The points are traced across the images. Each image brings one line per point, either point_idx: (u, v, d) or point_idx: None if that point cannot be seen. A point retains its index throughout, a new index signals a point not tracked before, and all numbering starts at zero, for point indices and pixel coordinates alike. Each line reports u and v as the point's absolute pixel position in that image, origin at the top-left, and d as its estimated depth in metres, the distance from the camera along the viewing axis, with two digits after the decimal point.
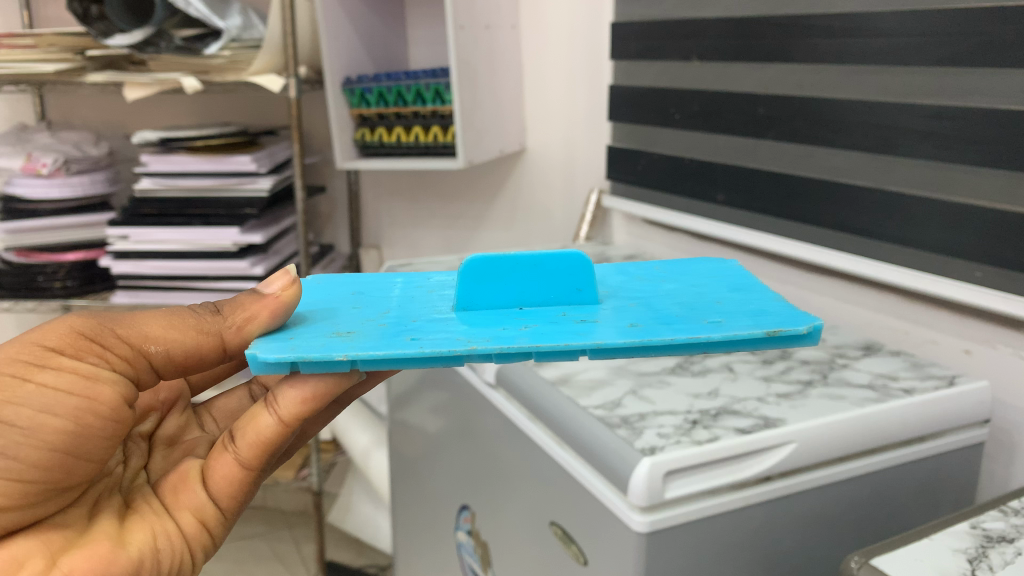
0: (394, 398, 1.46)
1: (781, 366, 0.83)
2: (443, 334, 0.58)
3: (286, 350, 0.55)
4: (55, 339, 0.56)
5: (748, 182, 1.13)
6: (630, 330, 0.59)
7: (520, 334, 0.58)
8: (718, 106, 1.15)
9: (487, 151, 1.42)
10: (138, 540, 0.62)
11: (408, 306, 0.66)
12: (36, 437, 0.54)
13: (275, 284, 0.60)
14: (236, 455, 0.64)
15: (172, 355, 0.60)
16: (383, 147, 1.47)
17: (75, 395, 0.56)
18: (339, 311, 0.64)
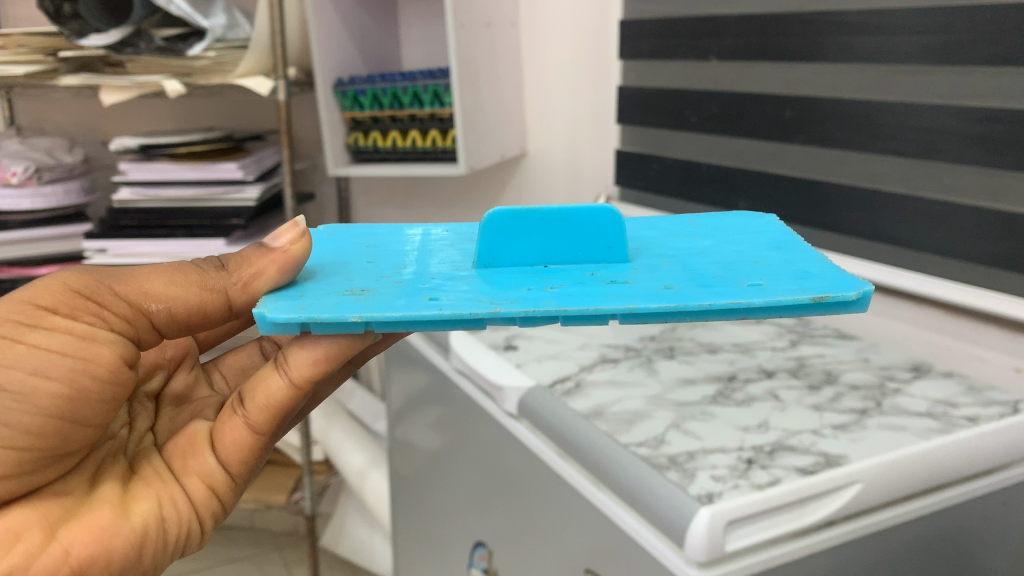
0: (392, 413, 1.39)
1: (830, 392, 0.76)
2: (463, 298, 0.56)
3: (298, 308, 0.53)
4: (49, 297, 0.54)
5: (773, 190, 1.07)
6: (666, 290, 0.58)
7: (543, 297, 0.57)
8: (739, 108, 1.09)
9: (489, 156, 1.35)
10: (142, 509, 0.61)
11: (427, 265, 0.64)
12: (30, 402, 0.53)
13: (282, 238, 0.58)
14: (245, 419, 0.64)
15: (174, 313, 0.58)
16: (378, 151, 1.40)
17: (70, 356, 0.54)
18: (355, 268, 0.62)
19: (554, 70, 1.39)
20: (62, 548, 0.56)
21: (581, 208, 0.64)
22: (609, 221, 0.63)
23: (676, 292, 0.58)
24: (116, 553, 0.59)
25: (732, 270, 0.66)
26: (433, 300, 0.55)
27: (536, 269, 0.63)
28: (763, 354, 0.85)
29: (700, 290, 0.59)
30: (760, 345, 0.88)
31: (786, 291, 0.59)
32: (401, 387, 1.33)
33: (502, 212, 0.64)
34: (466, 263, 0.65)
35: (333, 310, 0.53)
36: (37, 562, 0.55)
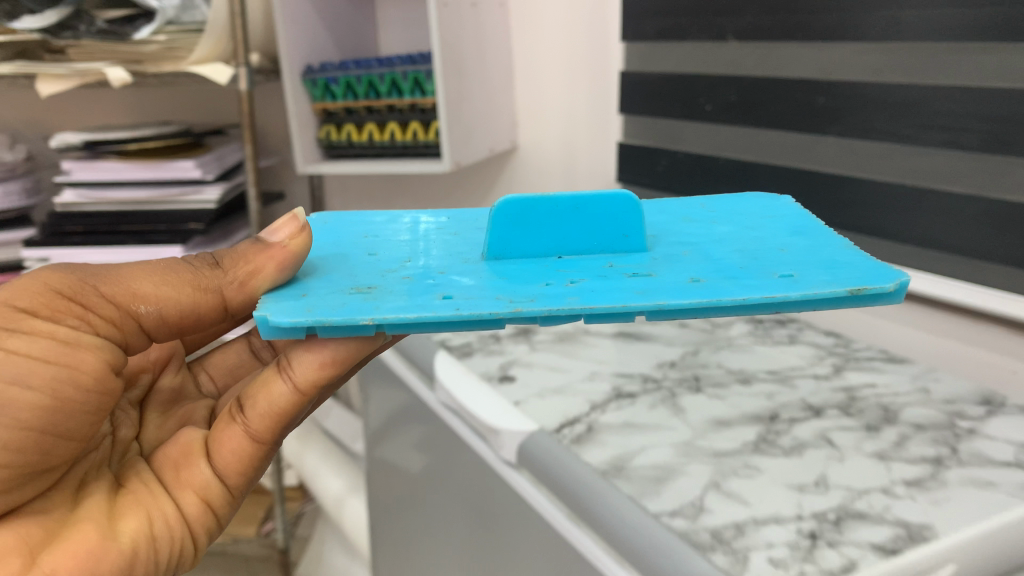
0: (371, 432, 1.25)
1: (893, 436, 0.64)
2: (478, 295, 0.54)
3: (306, 311, 0.50)
4: (27, 299, 0.50)
5: (804, 190, 0.93)
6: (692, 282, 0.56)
7: (562, 293, 0.55)
8: (761, 94, 0.95)
9: (476, 152, 1.21)
10: (131, 527, 0.57)
11: (435, 259, 0.62)
12: (10, 414, 0.48)
13: (279, 233, 0.55)
14: (245, 427, 0.59)
15: (164, 314, 0.55)
16: (354, 146, 1.25)
17: (53, 364, 0.50)
18: (360, 265, 0.60)
19: (547, 56, 1.25)
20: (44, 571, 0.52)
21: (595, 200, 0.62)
22: (629, 214, 0.61)
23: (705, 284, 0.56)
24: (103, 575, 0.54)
25: (756, 257, 0.64)
26: (447, 297, 0.53)
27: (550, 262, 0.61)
28: (805, 386, 0.72)
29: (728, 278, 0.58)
30: (799, 374, 0.75)
31: (815, 275, 0.58)
32: (380, 405, 1.19)
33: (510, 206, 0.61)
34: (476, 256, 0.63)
35: (345, 312, 0.50)
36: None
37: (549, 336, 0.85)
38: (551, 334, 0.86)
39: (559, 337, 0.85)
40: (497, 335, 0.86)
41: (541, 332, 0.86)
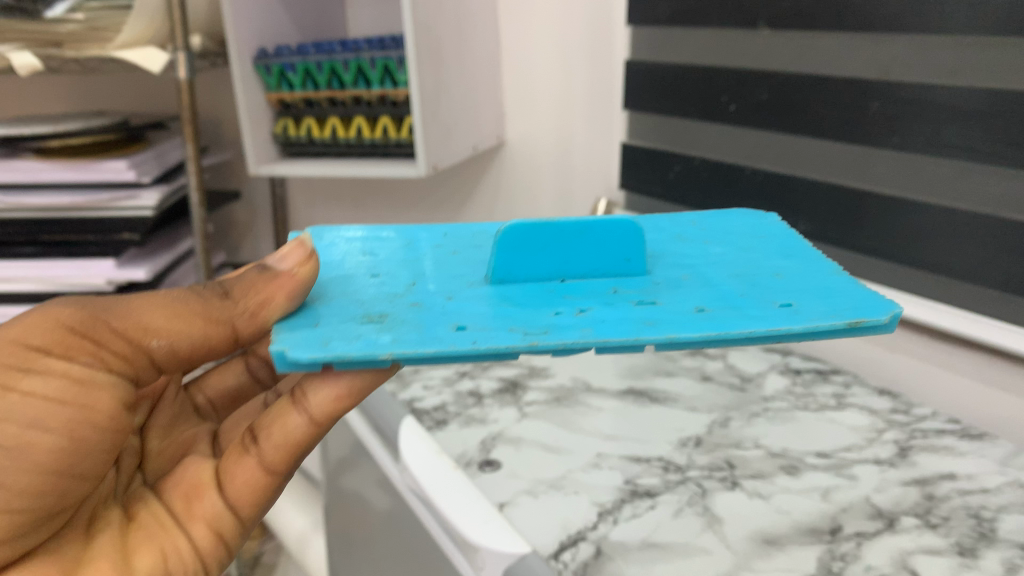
0: (334, 471, 1.09)
1: (996, 563, 0.48)
2: (494, 325, 0.48)
3: (323, 341, 0.45)
4: (42, 337, 0.44)
5: (855, 215, 0.77)
6: (701, 311, 0.52)
7: (582, 322, 0.50)
8: (799, 94, 0.79)
9: (456, 152, 1.04)
10: (146, 563, 0.51)
11: (434, 281, 0.56)
12: (26, 461, 0.43)
13: (288, 261, 0.49)
14: (260, 458, 0.52)
15: (178, 349, 0.48)
16: (315, 143, 1.08)
17: (68, 405, 0.44)
18: (360, 287, 0.53)
19: (538, 40, 1.08)
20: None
21: (604, 227, 0.56)
22: (631, 243, 0.57)
23: (716, 311, 0.52)
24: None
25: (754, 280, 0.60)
26: (464, 327, 0.48)
27: (557, 284, 0.56)
28: (866, 477, 0.57)
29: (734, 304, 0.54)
30: (857, 458, 0.60)
31: (813, 302, 0.55)
32: (341, 444, 1.03)
33: (519, 232, 0.55)
34: (473, 278, 0.56)
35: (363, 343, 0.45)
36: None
37: (544, 396, 0.69)
38: (546, 392, 0.70)
39: (555, 398, 0.69)
40: (480, 392, 0.70)
41: (534, 391, 0.70)
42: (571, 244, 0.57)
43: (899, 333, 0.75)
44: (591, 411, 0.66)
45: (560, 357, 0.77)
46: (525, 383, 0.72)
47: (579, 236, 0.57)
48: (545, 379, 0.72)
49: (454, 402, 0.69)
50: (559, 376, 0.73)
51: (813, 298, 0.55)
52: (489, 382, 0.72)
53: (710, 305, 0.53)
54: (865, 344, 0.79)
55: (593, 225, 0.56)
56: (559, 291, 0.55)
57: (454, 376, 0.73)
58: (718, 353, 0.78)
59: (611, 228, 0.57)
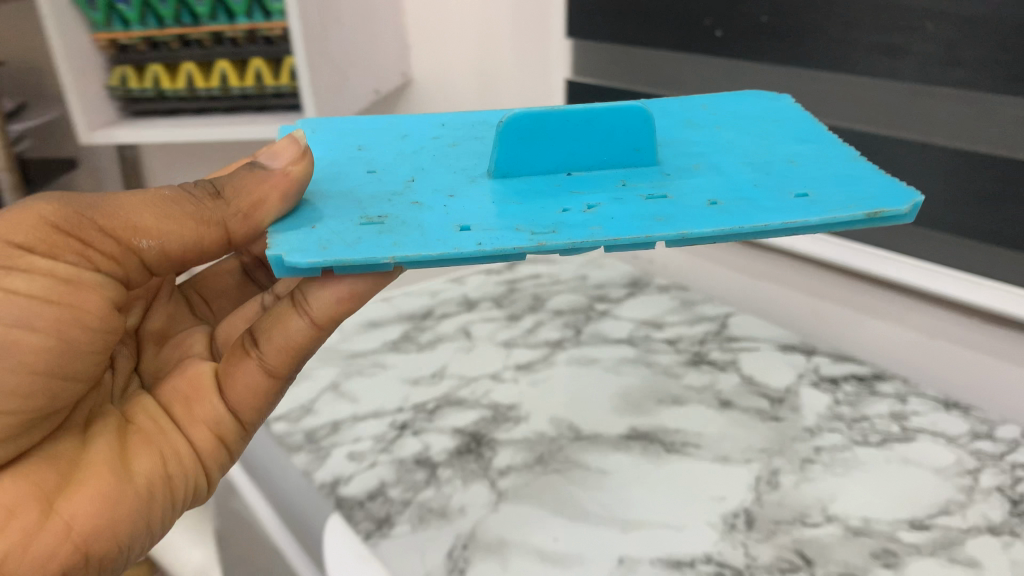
0: None
1: None
2: (499, 224, 0.37)
3: (317, 247, 0.34)
4: (27, 232, 0.34)
5: (900, 173, 0.59)
6: (718, 205, 0.39)
7: (589, 220, 0.37)
8: (815, 16, 0.60)
9: (352, 101, 0.81)
10: (144, 470, 0.40)
11: (427, 177, 0.41)
12: (14, 358, 0.34)
13: (279, 162, 0.38)
14: (261, 361, 0.42)
15: (174, 256, 0.38)
16: (168, 97, 0.81)
17: (54, 305, 0.35)
18: (346, 177, 0.41)
19: None
20: (64, 521, 0.36)
21: (615, 119, 0.41)
22: (635, 134, 0.42)
23: (738, 204, 0.39)
24: (120, 536, 0.38)
25: (789, 150, 0.45)
26: (468, 227, 0.36)
27: (561, 179, 0.41)
28: (993, 563, 0.42)
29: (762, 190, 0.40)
30: (965, 527, 0.44)
31: (850, 186, 0.40)
32: None
33: (520, 124, 0.40)
34: (475, 171, 0.42)
35: (360, 248, 0.34)
36: (34, 544, 0.35)
37: (521, 457, 0.50)
38: (522, 450, 0.51)
39: (536, 461, 0.50)
40: (432, 457, 0.50)
41: (505, 450, 0.51)
42: (579, 138, 0.42)
43: (950, 322, 0.59)
44: (589, 480, 0.48)
45: (528, 386, 0.58)
46: (490, 436, 0.52)
47: (583, 130, 0.42)
48: (516, 428, 0.53)
49: (397, 482, 0.48)
50: (534, 420, 0.54)
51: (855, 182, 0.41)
52: (440, 435, 0.52)
53: (724, 197, 0.39)
54: (903, 333, 0.62)
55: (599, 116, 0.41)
56: (564, 185, 0.41)
57: (390, 432, 0.53)
58: (725, 361, 0.61)
59: (618, 119, 0.42)
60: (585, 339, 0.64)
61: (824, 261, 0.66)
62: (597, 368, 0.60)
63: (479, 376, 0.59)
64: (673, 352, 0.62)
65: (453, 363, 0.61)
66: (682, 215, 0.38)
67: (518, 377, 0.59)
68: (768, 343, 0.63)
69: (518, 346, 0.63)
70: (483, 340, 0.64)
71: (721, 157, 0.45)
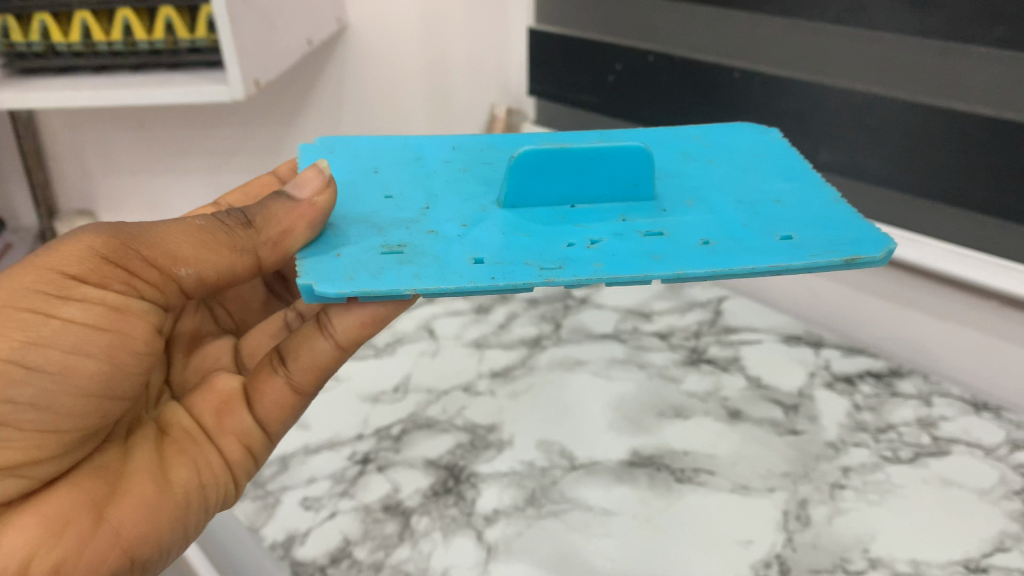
0: None
1: None
2: (508, 255, 0.33)
3: (342, 276, 0.31)
4: (77, 264, 0.31)
5: (911, 144, 0.52)
6: (712, 246, 0.35)
7: (593, 255, 0.34)
8: None
9: (288, 50, 0.66)
10: (185, 479, 0.36)
11: (443, 204, 0.38)
12: (67, 384, 0.31)
13: (305, 189, 0.34)
14: (288, 380, 0.38)
15: (212, 284, 0.34)
16: (60, 52, 0.65)
17: (108, 333, 0.32)
18: (359, 202, 0.37)
19: None
20: (113, 529, 0.32)
21: (617, 154, 0.38)
22: (637, 166, 0.38)
23: (731, 244, 0.35)
24: (164, 542, 0.34)
25: (778, 181, 0.41)
26: (481, 259, 0.33)
27: (563, 213, 0.38)
28: None
29: (753, 230, 0.37)
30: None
31: (836, 231, 0.37)
32: None
33: (528, 157, 0.37)
34: (487, 199, 0.38)
35: (384, 279, 0.31)
36: (86, 553, 0.31)
37: (509, 497, 0.42)
38: (509, 487, 0.43)
39: (526, 501, 0.42)
40: (402, 503, 0.42)
41: (490, 488, 0.43)
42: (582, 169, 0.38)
43: (968, 308, 0.53)
44: (590, 529, 0.41)
45: (507, 399, 0.50)
46: (469, 469, 0.44)
47: (584, 165, 0.38)
48: (499, 457, 0.45)
49: (364, 538, 0.40)
50: (519, 445, 0.46)
51: (845, 224, 0.37)
52: (408, 470, 0.44)
53: (717, 235, 0.36)
54: (913, 318, 0.56)
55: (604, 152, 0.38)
56: (568, 218, 0.37)
57: (350, 469, 0.45)
58: (726, 360, 0.54)
59: (619, 157, 0.38)
60: (565, 335, 0.56)
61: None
62: (585, 372, 0.52)
63: (448, 389, 0.51)
64: (667, 348, 0.55)
65: (417, 373, 0.53)
66: (677, 255, 0.34)
67: (495, 389, 0.51)
68: (770, 335, 0.57)
69: (490, 347, 0.55)
70: (450, 340, 0.56)
71: (714, 186, 0.41)
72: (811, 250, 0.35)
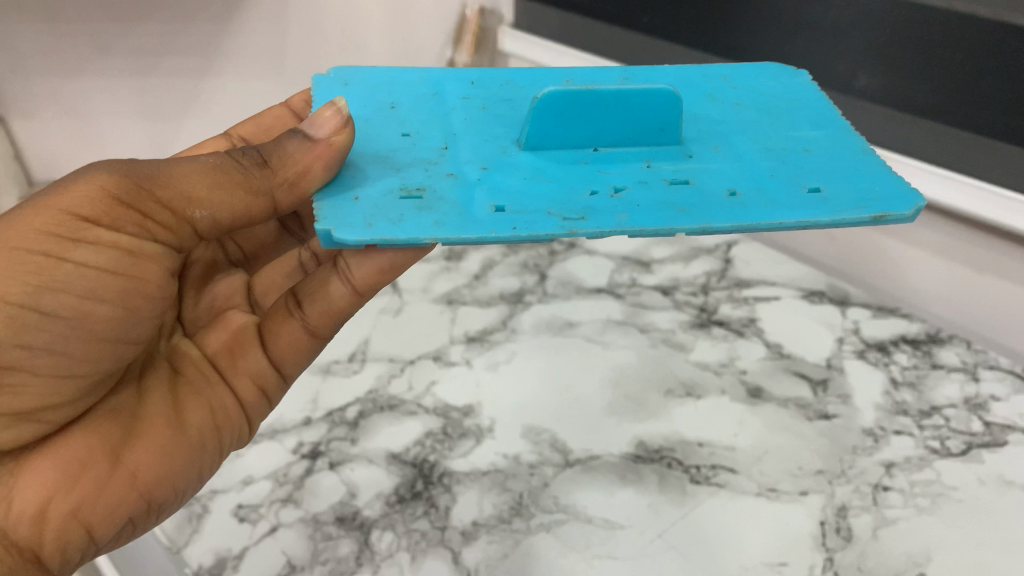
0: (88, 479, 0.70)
1: None
2: (529, 204, 0.26)
3: (359, 221, 0.25)
4: (89, 206, 0.25)
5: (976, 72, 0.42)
6: (739, 197, 0.27)
7: (614, 206, 0.26)
8: None
9: None
10: (200, 420, 0.31)
11: (468, 142, 0.30)
12: (82, 328, 0.26)
13: (320, 129, 0.27)
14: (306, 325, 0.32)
15: (232, 226, 0.28)
16: None
17: (123, 277, 0.26)
18: (367, 139, 0.29)
19: None
20: (129, 473, 0.28)
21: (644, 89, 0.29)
22: (670, 104, 0.29)
23: (761, 197, 0.27)
24: (180, 484, 0.30)
25: (808, 116, 0.33)
26: (502, 207, 0.26)
27: (585, 156, 0.29)
28: None
29: (784, 179, 0.29)
30: None
31: (871, 183, 0.29)
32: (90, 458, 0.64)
33: (552, 98, 0.28)
34: (509, 138, 0.30)
35: (404, 226, 0.25)
36: (104, 499, 0.28)
37: (490, 505, 0.35)
38: (490, 492, 0.35)
39: (511, 511, 0.35)
40: (359, 514, 0.34)
41: (467, 494, 0.35)
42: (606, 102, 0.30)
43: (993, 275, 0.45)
44: (588, 551, 0.33)
45: (486, 371, 0.42)
46: (441, 467, 0.36)
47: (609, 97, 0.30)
48: (478, 449, 0.37)
49: (312, 563, 0.32)
50: (502, 434, 0.38)
51: (885, 177, 0.29)
52: (366, 465, 0.36)
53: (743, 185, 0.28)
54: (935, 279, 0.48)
55: (633, 93, 0.29)
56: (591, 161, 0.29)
57: (296, 466, 0.36)
58: (739, 322, 0.46)
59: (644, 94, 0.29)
60: (551, 290, 0.48)
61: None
62: (577, 337, 0.45)
63: (416, 358, 0.43)
64: (673, 307, 0.48)
65: (377, 336, 0.44)
66: (700, 208, 0.27)
67: (471, 358, 0.43)
68: (788, 291, 0.49)
69: (465, 304, 0.47)
70: (416, 295, 0.48)
71: (738, 122, 0.32)
72: (848, 209, 0.27)
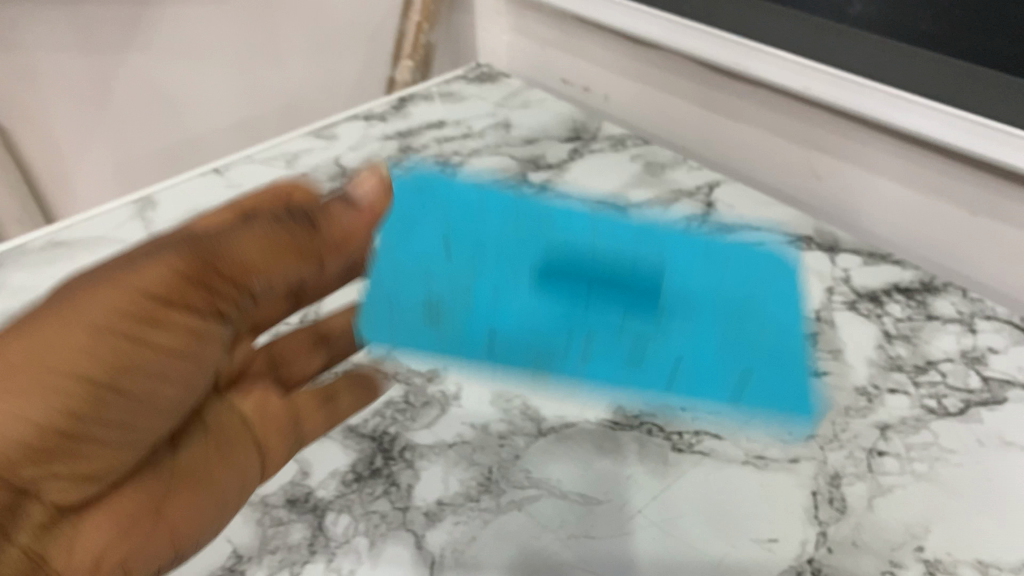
0: None
1: None
2: (520, 361, 0.32)
3: (388, 337, 0.33)
4: (163, 283, 0.23)
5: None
6: (682, 366, 0.32)
7: (582, 361, 0.32)
8: None
9: None
10: (228, 478, 0.27)
11: (492, 283, 0.35)
12: (148, 409, 0.24)
13: (360, 191, 0.26)
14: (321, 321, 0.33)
15: (280, 291, 0.25)
16: None
17: (185, 359, 0.24)
18: (405, 252, 0.38)
19: None
20: (171, 528, 0.26)
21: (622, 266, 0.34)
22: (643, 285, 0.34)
23: (698, 370, 0.32)
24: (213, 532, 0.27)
25: (784, 285, 0.36)
26: (495, 340, 0.33)
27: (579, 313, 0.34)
28: None
29: (723, 359, 0.32)
30: None
31: (794, 372, 0.31)
32: None
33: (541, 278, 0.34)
34: (523, 290, 0.35)
35: (420, 342, 0.33)
36: (144, 553, 0.25)
37: (456, 481, 0.32)
38: (457, 467, 0.32)
39: (479, 488, 0.32)
40: (313, 495, 0.31)
41: (431, 469, 0.32)
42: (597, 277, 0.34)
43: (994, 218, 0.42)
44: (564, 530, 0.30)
45: None
46: (402, 440, 0.34)
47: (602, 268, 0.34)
48: (443, 420, 0.34)
49: (260, 551, 0.29)
50: (469, 401, 0.35)
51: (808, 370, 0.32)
52: (319, 441, 0.34)
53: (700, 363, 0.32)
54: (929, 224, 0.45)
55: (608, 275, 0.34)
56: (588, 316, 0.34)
57: None
58: None
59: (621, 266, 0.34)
60: None
61: (833, 111, 0.46)
62: None
63: None
64: None
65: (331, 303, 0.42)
66: (641, 391, 0.32)
67: None
68: (774, 236, 0.46)
69: None
70: None
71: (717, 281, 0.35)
72: (763, 404, 0.31)
